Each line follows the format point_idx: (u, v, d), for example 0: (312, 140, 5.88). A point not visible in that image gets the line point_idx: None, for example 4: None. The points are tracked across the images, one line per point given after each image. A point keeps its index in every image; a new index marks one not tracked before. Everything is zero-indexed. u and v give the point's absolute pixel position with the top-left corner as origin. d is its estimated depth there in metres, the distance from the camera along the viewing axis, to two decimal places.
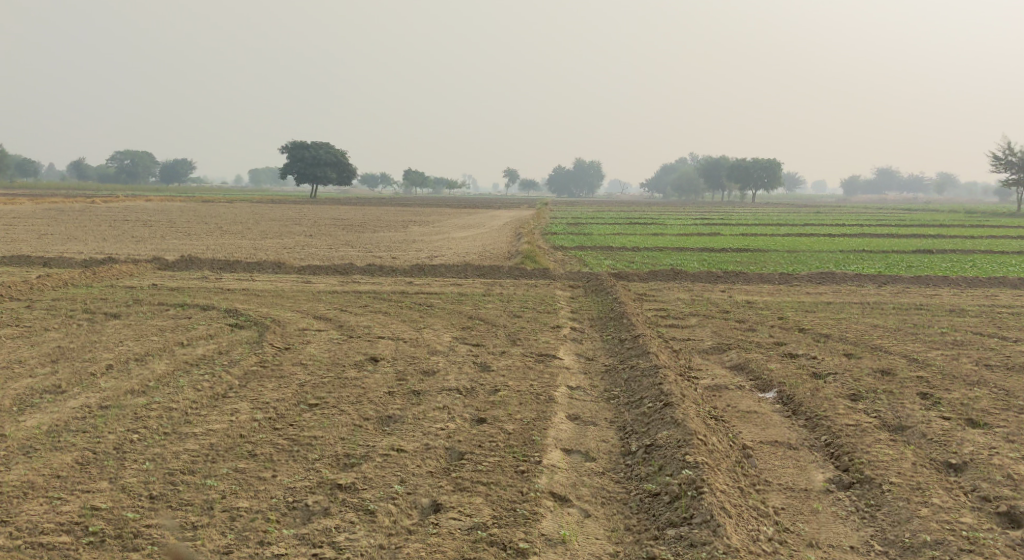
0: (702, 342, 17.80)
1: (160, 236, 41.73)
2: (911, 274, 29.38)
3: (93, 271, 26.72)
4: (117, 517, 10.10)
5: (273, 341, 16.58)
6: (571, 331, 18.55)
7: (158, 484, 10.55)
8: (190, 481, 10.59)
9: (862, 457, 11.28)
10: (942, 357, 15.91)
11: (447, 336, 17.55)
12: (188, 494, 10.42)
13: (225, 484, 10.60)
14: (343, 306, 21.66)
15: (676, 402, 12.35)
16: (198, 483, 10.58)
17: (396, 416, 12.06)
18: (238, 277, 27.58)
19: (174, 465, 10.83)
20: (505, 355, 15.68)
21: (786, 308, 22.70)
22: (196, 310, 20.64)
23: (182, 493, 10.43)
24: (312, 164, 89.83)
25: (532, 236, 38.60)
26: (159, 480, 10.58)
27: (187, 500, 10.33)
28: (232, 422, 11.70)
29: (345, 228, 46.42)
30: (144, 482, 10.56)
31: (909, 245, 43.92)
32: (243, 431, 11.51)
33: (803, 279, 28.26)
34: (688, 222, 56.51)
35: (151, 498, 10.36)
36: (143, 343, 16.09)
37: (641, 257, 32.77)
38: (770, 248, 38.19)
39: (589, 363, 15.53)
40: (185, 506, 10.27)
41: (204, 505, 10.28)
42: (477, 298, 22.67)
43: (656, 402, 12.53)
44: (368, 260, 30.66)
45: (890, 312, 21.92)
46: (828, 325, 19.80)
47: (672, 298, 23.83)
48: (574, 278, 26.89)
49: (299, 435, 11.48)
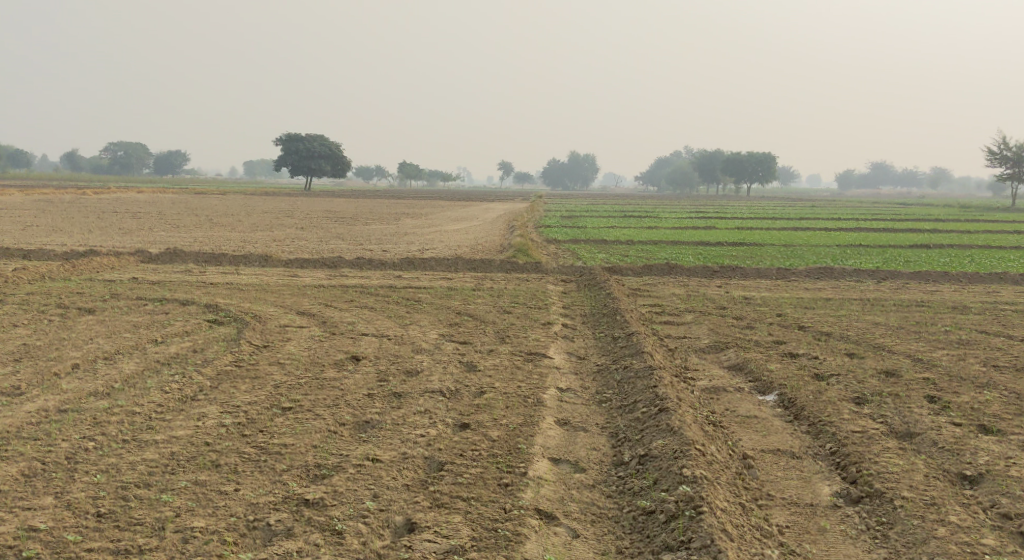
0: (698, 340, 17.14)
1: (147, 228, 40.92)
2: (910, 269, 28.77)
3: (72, 264, 25.94)
4: (56, 540, 9.40)
5: (252, 338, 15.87)
6: (562, 328, 17.88)
7: (107, 500, 9.85)
8: (143, 497, 9.90)
9: (871, 468, 10.63)
10: (948, 357, 15.26)
11: (433, 333, 16.86)
12: (139, 512, 9.74)
13: (181, 500, 9.91)
14: (328, 300, 20.96)
15: (672, 406, 11.69)
16: (152, 498, 9.89)
17: (374, 421, 11.38)
18: (223, 270, 26.85)
19: (128, 478, 10.13)
20: (493, 353, 15.00)
21: (785, 304, 22.05)
22: (175, 305, 19.91)
23: (133, 511, 9.75)
24: (306, 155, 88.92)
25: (525, 229, 37.92)
26: (110, 496, 9.89)
27: (136, 519, 9.65)
28: (198, 428, 11.02)
29: (335, 220, 45.67)
30: (92, 498, 9.87)
31: (906, 240, 43.35)
32: (208, 439, 10.82)
33: (801, 274, 27.61)
34: (683, 216, 56.12)
35: (98, 517, 9.67)
36: (114, 341, 15.37)
37: (635, 251, 32.05)
38: (767, 242, 37.52)
39: (580, 362, 14.86)
40: (134, 526, 9.58)
41: (155, 525, 9.60)
42: (466, 293, 21.98)
43: (651, 407, 11.87)
44: (357, 253, 29.95)
45: (892, 309, 21.26)
46: (828, 323, 19.14)
47: (667, 294, 23.17)
48: (567, 272, 26.19)
49: (268, 443, 10.79)
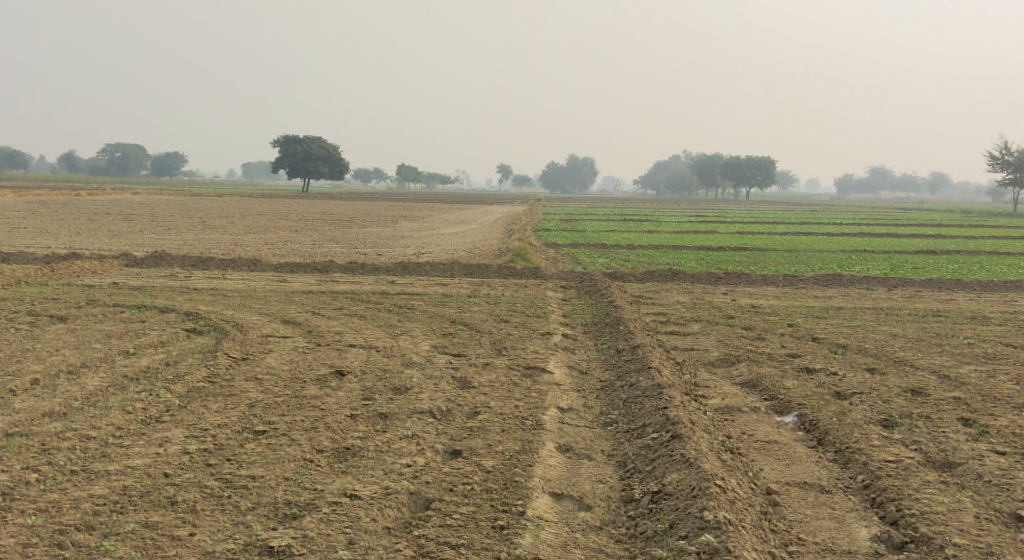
0: (707, 352, 16.10)
1: (137, 231, 39.86)
2: (921, 276, 27.79)
3: (51, 268, 24.95)
4: None
5: (230, 350, 14.84)
6: (562, 339, 16.84)
7: (41, 547, 8.85)
8: (84, 544, 8.89)
9: (914, 508, 9.61)
10: (977, 373, 14.22)
11: (425, 344, 15.81)
12: None
13: (126, 547, 8.89)
14: (316, 308, 19.92)
15: (686, 433, 10.66)
16: (93, 545, 8.88)
17: (355, 448, 10.33)
18: (209, 274, 25.81)
19: (68, 520, 9.11)
20: (488, 367, 13.94)
21: (796, 313, 21.03)
22: (154, 313, 18.87)
23: None
24: (303, 157, 87.88)
25: (523, 232, 36.88)
26: (45, 542, 8.88)
27: None
28: (157, 456, 9.99)
29: (330, 223, 44.66)
30: (25, 544, 8.85)
31: (910, 245, 42.37)
32: (168, 470, 9.79)
33: (809, 281, 26.56)
34: (683, 218, 55.19)
35: None
36: (81, 353, 14.33)
37: (636, 255, 31.04)
38: (770, 247, 36.51)
39: (582, 378, 13.81)
40: None
41: None
42: (462, 300, 20.96)
43: (662, 433, 10.84)
44: (350, 258, 28.91)
45: (908, 319, 20.17)
46: (843, 334, 18.11)
47: (672, 301, 22.16)
48: (567, 278, 25.16)
49: (234, 475, 9.76)
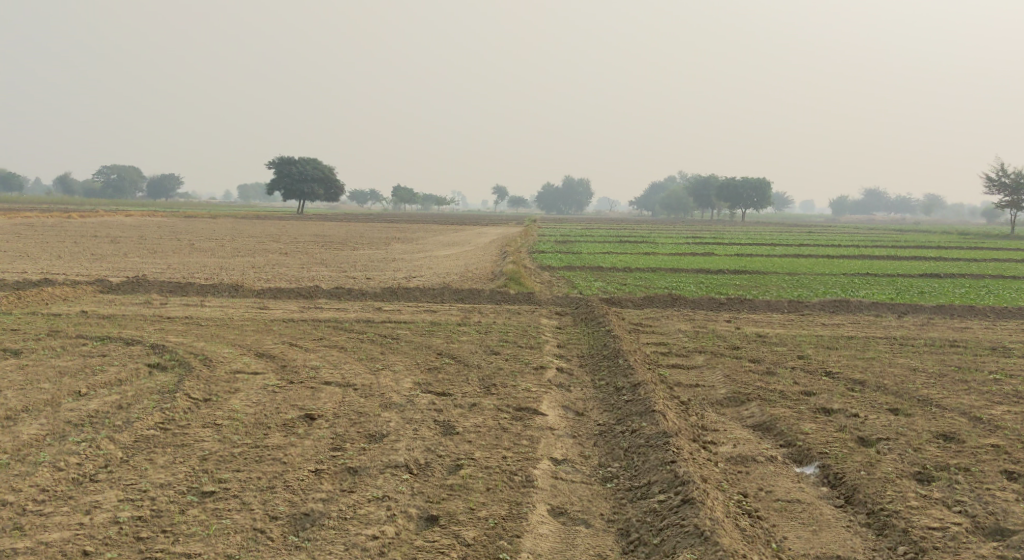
0: (714, 390, 14.81)
1: (122, 254, 38.57)
2: (931, 302, 26.56)
3: (19, 295, 23.64)
4: None
5: (192, 390, 13.54)
6: (557, 374, 15.54)
7: None
8: None
9: None
10: (1013, 415, 12.96)
11: (407, 381, 14.49)
12: None
13: None
14: (293, 338, 18.61)
15: (698, 497, 9.42)
16: None
17: (315, 514, 9.13)
18: (186, 301, 24.51)
19: None
20: (474, 409, 12.63)
21: (805, 343, 19.78)
22: (119, 346, 17.55)
23: None
24: (299, 179, 86.59)
25: (518, 255, 35.63)
26: None
27: None
28: (79, 528, 8.82)
29: (320, 246, 43.44)
30: None
31: (912, 267, 41.23)
32: (91, 547, 8.62)
33: (815, 307, 25.29)
34: (679, 240, 54.02)
35: None
36: (26, 396, 13.04)
37: (633, 279, 29.83)
38: (771, 270, 35.21)
39: (578, 421, 12.50)
40: None
41: None
42: (451, 328, 19.66)
43: (670, 495, 9.60)
44: (337, 282, 27.66)
45: (926, 351, 18.83)
46: (860, 368, 16.83)
47: (673, 330, 20.89)
48: (562, 304, 23.90)
49: (169, 553, 8.60)
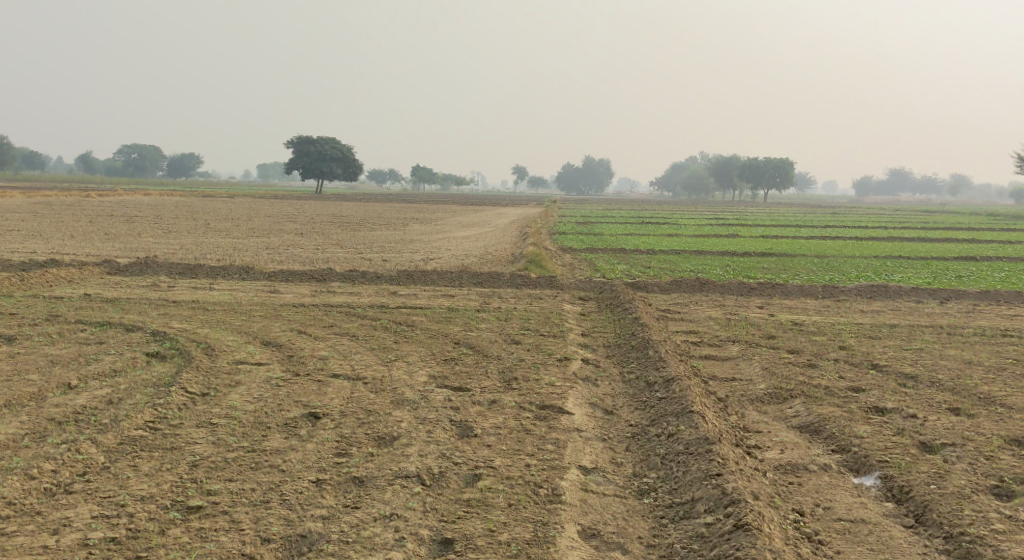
0: (753, 385, 13.68)
1: (133, 234, 37.53)
2: (973, 287, 25.23)
3: (22, 277, 22.63)
4: None
5: (190, 383, 12.49)
6: (584, 366, 14.43)
7: None
8: None
9: None
10: None
11: (422, 375, 13.40)
12: None
13: None
14: (303, 325, 17.56)
15: (752, 522, 8.63)
16: None
17: (313, 536, 8.46)
18: (194, 284, 23.49)
19: None
20: (494, 407, 11.53)
21: (845, 332, 18.57)
22: (118, 332, 16.53)
23: None
24: (317, 159, 85.52)
25: (538, 236, 34.43)
26: None
27: None
28: (44, 552, 8.20)
29: (337, 226, 42.31)
30: None
31: (945, 250, 39.75)
32: None
33: (851, 293, 24.01)
34: (702, 222, 52.65)
35: None
36: (10, 389, 12.06)
37: (658, 262, 28.59)
38: (799, 253, 33.87)
39: (607, 421, 11.40)
40: None
41: None
42: (470, 315, 18.57)
43: (719, 518, 8.83)
44: (353, 265, 26.58)
45: (977, 342, 17.56)
46: (908, 361, 15.63)
47: (703, 317, 19.73)
48: (585, 289, 22.75)
49: None
